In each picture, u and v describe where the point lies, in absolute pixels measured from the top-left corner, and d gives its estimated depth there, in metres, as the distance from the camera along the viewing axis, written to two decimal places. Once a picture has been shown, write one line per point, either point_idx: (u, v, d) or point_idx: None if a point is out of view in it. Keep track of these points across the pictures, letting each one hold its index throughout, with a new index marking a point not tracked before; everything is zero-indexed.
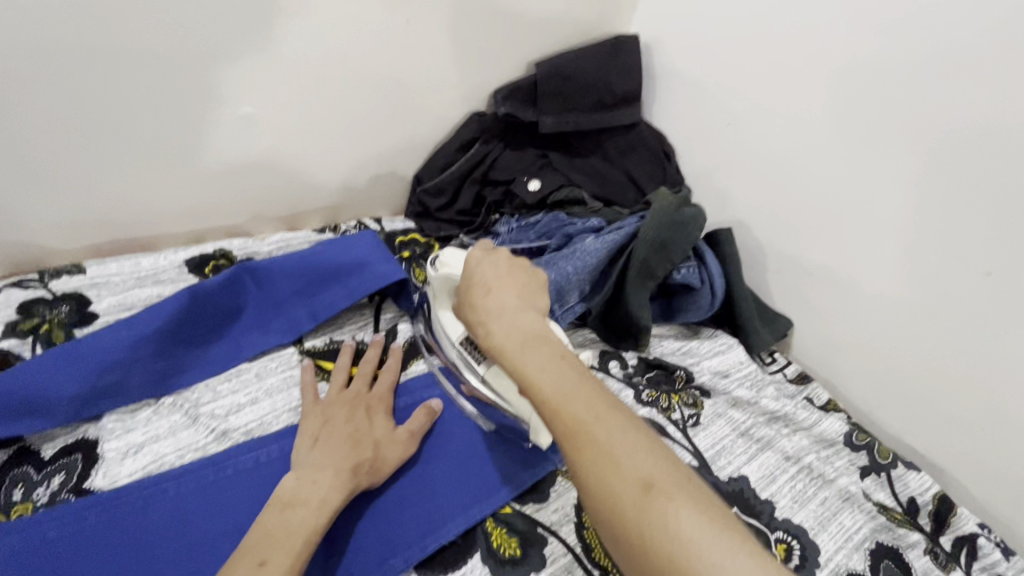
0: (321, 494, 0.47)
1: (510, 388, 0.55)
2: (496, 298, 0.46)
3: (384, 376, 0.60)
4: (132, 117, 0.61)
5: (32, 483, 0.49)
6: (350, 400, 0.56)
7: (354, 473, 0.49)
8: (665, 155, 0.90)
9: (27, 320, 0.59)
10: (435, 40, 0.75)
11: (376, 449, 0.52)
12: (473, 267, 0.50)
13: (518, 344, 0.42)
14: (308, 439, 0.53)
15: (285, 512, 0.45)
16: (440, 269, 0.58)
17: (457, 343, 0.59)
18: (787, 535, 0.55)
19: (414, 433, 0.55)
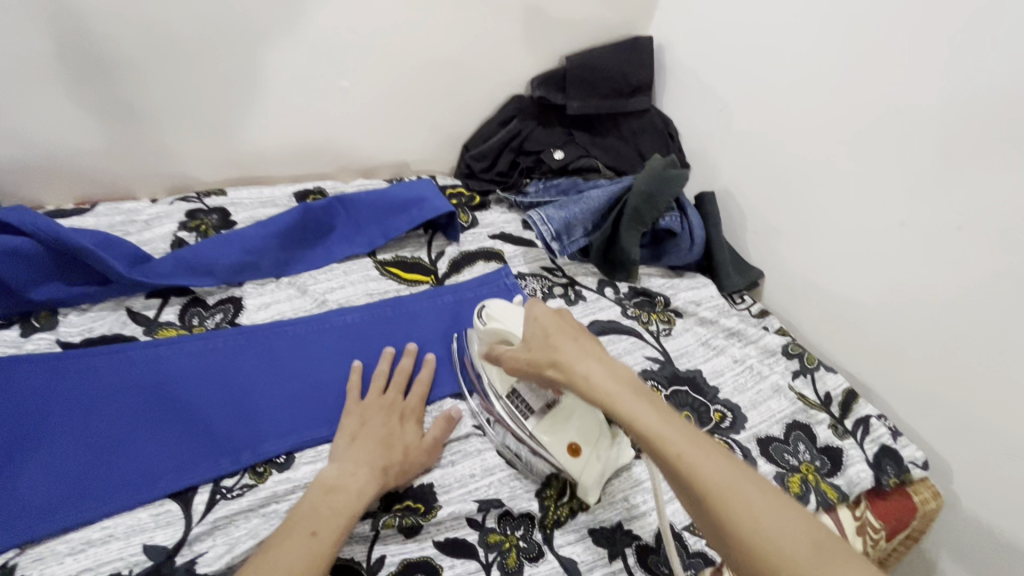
0: (359, 484, 0.54)
1: (559, 446, 0.59)
2: (581, 352, 0.53)
3: (417, 387, 0.66)
4: (267, 79, 0.89)
5: (204, 315, 0.73)
6: (386, 406, 0.63)
7: (384, 471, 0.56)
8: (670, 136, 1.09)
9: (191, 221, 0.85)
10: (486, 34, 0.98)
11: (405, 453, 0.58)
12: (545, 322, 0.55)
13: (634, 404, 0.48)
14: (347, 435, 0.59)
15: (328, 495, 0.53)
16: (489, 322, 0.63)
17: (502, 400, 0.62)
18: (724, 408, 0.73)
19: (437, 440, 0.61)
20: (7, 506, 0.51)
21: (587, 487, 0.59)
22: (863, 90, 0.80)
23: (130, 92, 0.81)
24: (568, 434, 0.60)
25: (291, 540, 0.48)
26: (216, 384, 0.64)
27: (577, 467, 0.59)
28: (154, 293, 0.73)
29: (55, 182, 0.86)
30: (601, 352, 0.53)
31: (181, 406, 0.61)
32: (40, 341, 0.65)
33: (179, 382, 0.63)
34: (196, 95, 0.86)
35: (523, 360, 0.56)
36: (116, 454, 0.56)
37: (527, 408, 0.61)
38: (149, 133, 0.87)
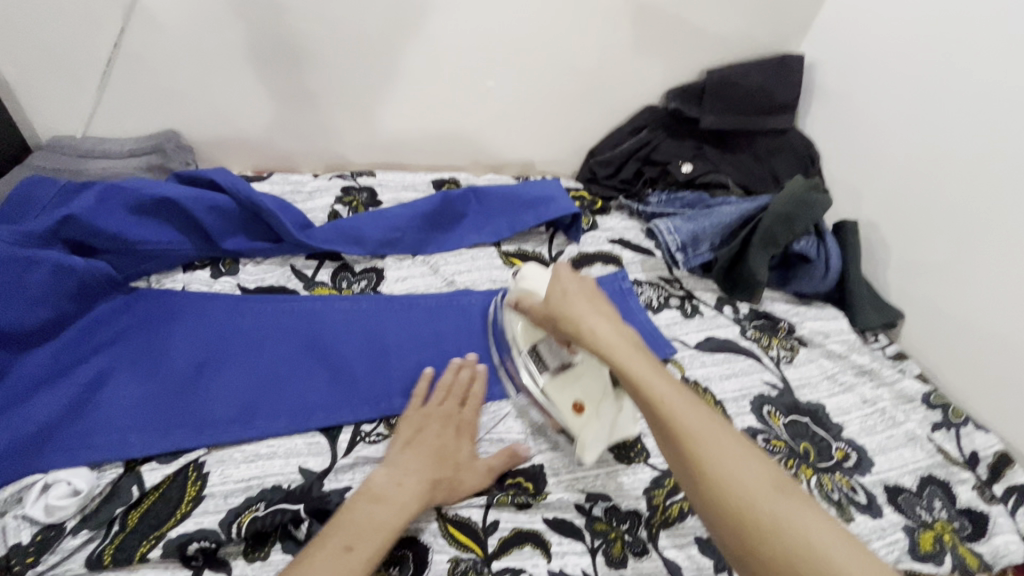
0: (404, 500, 0.54)
1: (564, 400, 0.63)
2: (587, 306, 0.57)
3: (475, 399, 0.65)
4: (422, 78, 0.97)
5: (351, 279, 0.82)
6: (445, 417, 0.62)
7: (433, 488, 0.56)
8: (809, 159, 1.05)
9: (346, 196, 0.95)
10: (628, 47, 1.00)
11: (456, 471, 0.58)
12: (564, 283, 0.59)
13: (631, 356, 0.51)
14: (401, 440, 0.59)
15: (373, 506, 0.52)
16: (521, 281, 0.68)
17: (520, 354, 0.66)
18: (848, 448, 0.69)
19: (493, 468, 0.60)
20: (198, 415, 0.61)
21: (583, 445, 0.61)
22: None
23: (308, 81, 0.94)
24: (574, 392, 0.63)
25: (326, 550, 0.48)
26: (360, 341, 0.72)
27: (578, 424, 0.62)
28: (312, 255, 0.83)
29: (241, 153, 1.02)
30: (603, 309, 0.57)
31: (330, 356, 0.69)
32: (225, 283, 0.76)
33: (331, 335, 0.71)
34: (359, 88, 0.96)
35: (541, 313, 0.60)
36: (278, 387, 0.65)
37: (543, 364, 0.65)
38: (318, 117, 0.99)
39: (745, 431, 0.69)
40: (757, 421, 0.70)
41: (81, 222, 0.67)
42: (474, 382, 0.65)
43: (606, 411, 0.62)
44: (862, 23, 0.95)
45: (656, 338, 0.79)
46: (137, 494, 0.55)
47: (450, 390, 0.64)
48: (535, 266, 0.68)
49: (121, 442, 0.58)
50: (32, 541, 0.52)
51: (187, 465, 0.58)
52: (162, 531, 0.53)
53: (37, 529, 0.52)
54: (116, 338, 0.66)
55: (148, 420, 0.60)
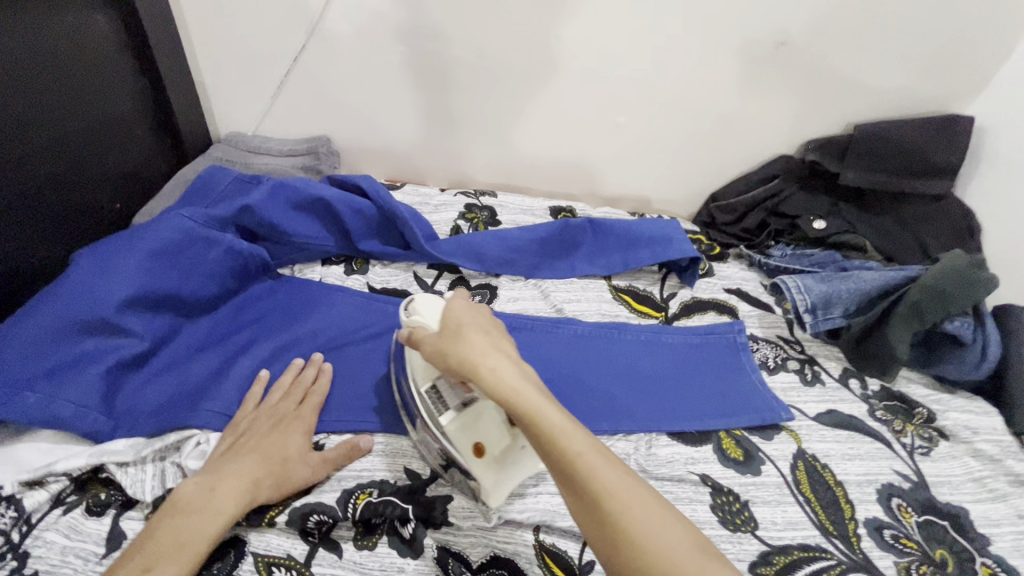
0: (215, 505, 0.54)
1: (466, 444, 0.57)
2: (485, 341, 0.52)
3: (313, 396, 0.66)
4: (554, 107, 1.00)
5: (467, 293, 0.86)
6: (274, 417, 0.63)
7: (253, 488, 0.56)
8: (966, 230, 0.95)
9: (468, 213, 1.00)
10: (771, 94, 0.97)
11: (282, 466, 0.58)
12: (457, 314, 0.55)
13: (541, 404, 0.47)
14: (224, 446, 0.60)
15: (179, 518, 0.52)
16: (410, 315, 0.59)
17: (422, 392, 0.60)
18: (997, 566, 0.60)
19: (327, 460, 0.60)
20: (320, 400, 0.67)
21: (487, 491, 0.56)
22: None
23: (452, 103, 1.00)
24: (476, 435, 0.57)
25: None
26: None
27: (482, 469, 0.56)
28: (433, 265, 0.88)
29: (379, 162, 1.11)
30: (510, 350, 0.53)
31: None
32: (356, 281, 0.83)
33: None
34: (496, 113, 1.01)
35: (430, 349, 0.54)
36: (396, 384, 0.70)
37: (443, 403, 0.58)
38: (453, 136, 1.05)
39: (869, 521, 0.63)
40: (884, 513, 0.63)
41: (257, 213, 0.75)
42: (319, 379, 0.68)
43: (506, 455, 0.56)
44: None
45: (770, 400, 0.74)
46: None
47: (289, 392, 0.66)
48: (425, 294, 0.60)
49: None
50: None
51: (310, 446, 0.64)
52: (287, 501, 0.58)
53: None
54: (262, 318, 0.75)
55: None
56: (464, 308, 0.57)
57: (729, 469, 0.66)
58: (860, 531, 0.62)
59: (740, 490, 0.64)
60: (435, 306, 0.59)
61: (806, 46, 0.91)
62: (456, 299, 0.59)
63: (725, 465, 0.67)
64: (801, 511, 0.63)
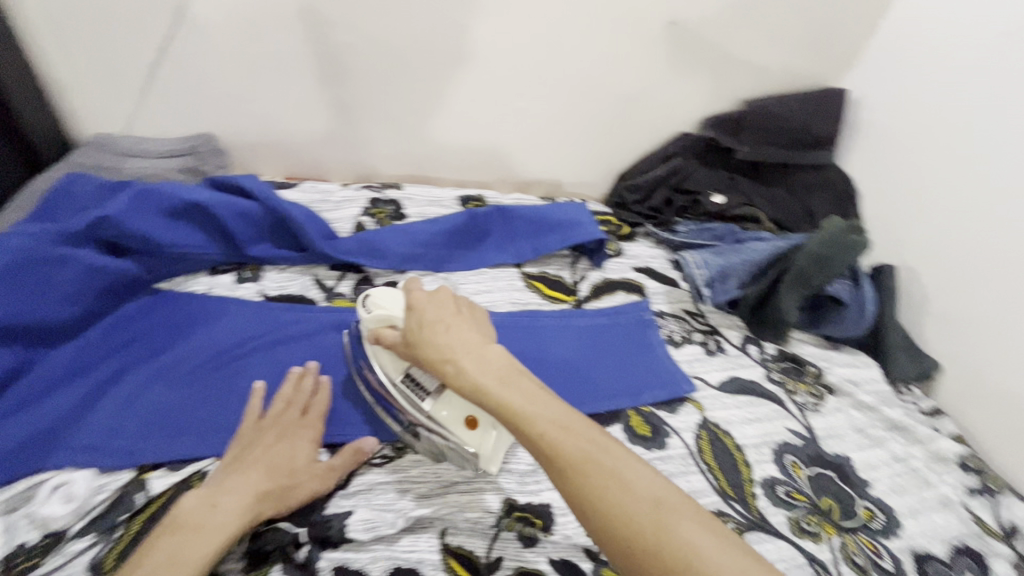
0: (221, 520, 0.51)
1: (456, 421, 0.58)
2: (451, 336, 0.54)
3: (315, 403, 0.64)
4: (454, 94, 0.97)
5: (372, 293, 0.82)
6: (282, 426, 0.60)
7: (260, 500, 0.54)
8: (847, 197, 1.02)
9: (372, 208, 0.96)
10: (668, 72, 0.98)
11: (290, 479, 0.56)
12: (422, 309, 0.57)
13: (500, 390, 0.49)
14: (229, 459, 0.57)
15: (179, 534, 0.50)
16: (374, 310, 0.61)
17: (395, 384, 0.61)
18: (875, 507, 0.65)
19: (332, 469, 0.58)
20: (205, 424, 0.62)
21: (487, 459, 0.57)
22: None
23: (347, 93, 0.95)
24: (463, 408, 0.58)
25: None
26: None
27: (475, 438, 0.57)
28: (335, 266, 0.83)
29: (274, 158, 1.04)
30: (476, 337, 0.54)
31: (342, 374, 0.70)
32: (248, 290, 0.77)
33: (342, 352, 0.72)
34: (395, 101, 0.96)
35: (405, 349, 0.57)
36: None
37: (423, 390, 0.60)
38: (352, 128, 1.00)
39: (765, 481, 0.66)
40: (779, 472, 0.67)
41: (117, 224, 0.68)
42: (318, 391, 0.64)
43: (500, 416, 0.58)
44: (913, 60, 0.92)
45: (675, 373, 0.76)
46: (142, 501, 0.56)
47: (292, 399, 0.63)
48: (384, 289, 0.63)
49: (132, 449, 0.59)
50: (38, 543, 0.52)
51: (192, 477, 0.58)
52: None
53: (44, 532, 0.53)
54: (135, 341, 0.68)
55: (158, 429, 0.61)
56: (430, 300, 0.58)
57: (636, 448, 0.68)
58: (757, 491, 0.65)
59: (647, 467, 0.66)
60: (393, 298, 0.62)
61: (695, 24, 0.93)
62: (417, 290, 0.60)
63: (633, 443, 0.68)
64: (704, 479, 0.65)
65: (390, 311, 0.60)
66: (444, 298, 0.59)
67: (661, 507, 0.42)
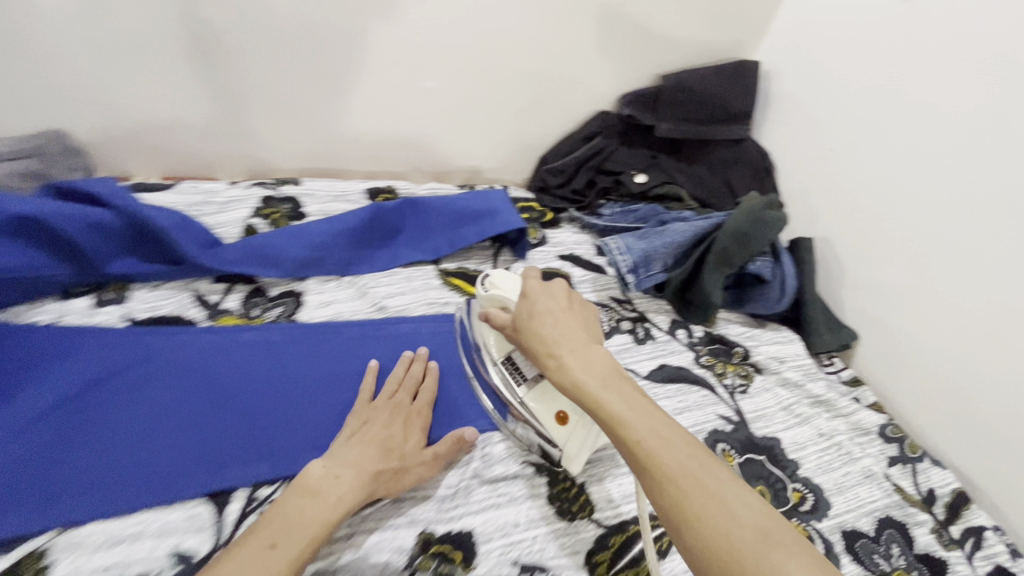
0: (340, 493, 0.51)
1: (547, 413, 0.59)
2: (553, 331, 0.54)
3: (423, 392, 0.64)
4: (350, 77, 0.86)
5: (264, 306, 0.72)
6: (393, 408, 0.61)
7: (374, 479, 0.53)
8: (765, 171, 1.01)
9: (266, 208, 0.85)
10: (583, 46, 0.93)
11: (402, 462, 0.56)
12: (533, 299, 0.57)
13: (601, 390, 0.48)
14: (347, 433, 0.58)
15: (306, 502, 0.50)
16: (489, 288, 0.63)
17: (496, 364, 0.63)
18: (804, 488, 0.64)
19: (438, 457, 0.58)
20: (48, 486, 0.52)
21: (570, 458, 0.57)
22: (1001, 153, 0.71)
23: (228, 78, 0.81)
24: (557, 402, 0.59)
25: (245, 551, 0.44)
26: (262, 384, 0.64)
27: (564, 435, 0.58)
28: (220, 278, 0.72)
29: (147, 155, 0.87)
30: (581, 336, 0.53)
31: (229, 407, 0.61)
32: (109, 314, 0.65)
33: (228, 381, 0.63)
34: (281, 85, 0.83)
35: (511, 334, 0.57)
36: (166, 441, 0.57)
37: (521, 374, 0.62)
38: (238, 118, 0.86)
39: None
40: None
41: None
42: (425, 377, 0.65)
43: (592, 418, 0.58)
44: (820, 31, 0.92)
45: None
46: None
47: (403, 382, 0.64)
48: (505, 271, 0.64)
49: None
50: None
51: (28, 557, 0.49)
52: None
53: None
54: None
55: None
56: (542, 290, 0.57)
57: None
58: None
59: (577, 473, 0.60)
60: (511, 280, 0.62)
61: None
62: (532, 279, 0.59)
63: None
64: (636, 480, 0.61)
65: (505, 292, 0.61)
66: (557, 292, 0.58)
67: (768, 538, 0.39)
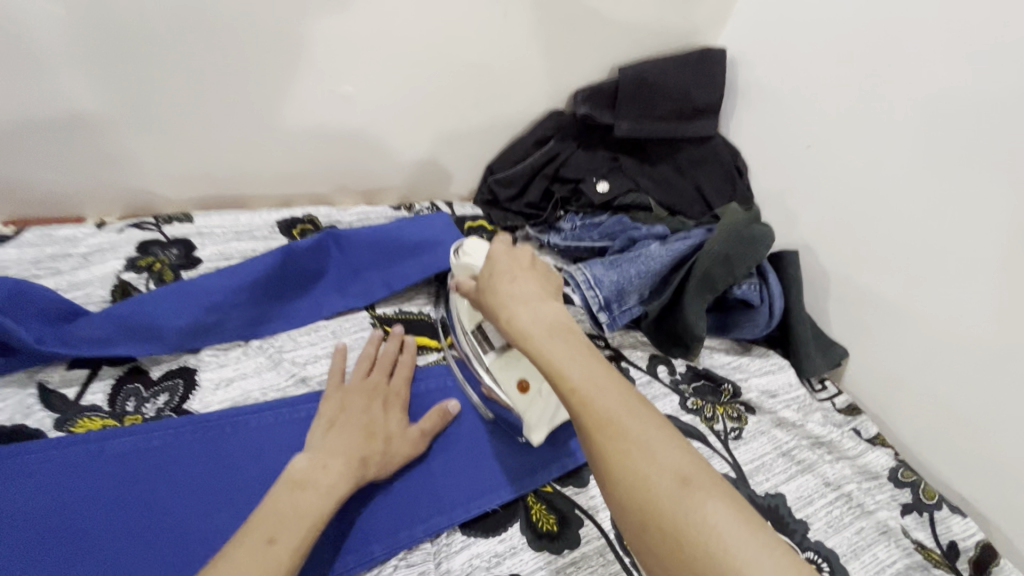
0: (331, 480, 0.48)
1: (509, 381, 0.57)
2: (508, 285, 0.46)
3: (401, 369, 0.61)
4: (242, 83, 0.68)
5: (142, 397, 0.55)
6: (369, 391, 0.57)
7: (363, 464, 0.50)
8: (737, 170, 0.91)
9: (143, 258, 0.67)
10: (527, 34, 0.79)
11: (386, 445, 0.53)
12: (495, 262, 0.50)
13: (542, 337, 0.41)
14: (325, 423, 0.54)
15: (296, 493, 0.46)
16: (463, 257, 0.57)
17: (467, 333, 0.60)
18: (818, 558, 0.56)
19: (424, 434, 0.56)
20: None
21: (530, 425, 0.55)
22: (999, 150, 0.63)
23: (77, 92, 0.62)
24: (520, 371, 0.57)
25: (243, 549, 0.40)
26: (137, 518, 0.48)
27: (526, 403, 0.56)
28: (78, 363, 0.55)
29: None
30: (536, 292, 0.46)
31: (84, 560, 0.45)
32: None
33: (86, 520, 0.47)
34: (151, 98, 0.65)
35: (472, 299, 0.50)
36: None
37: (488, 343, 0.59)
38: (100, 142, 0.67)
39: None
40: None
41: None
42: (403, 353, 0.62)
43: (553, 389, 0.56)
44: (791, 13, 0.82)
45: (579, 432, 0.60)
46: None
47: (377, 361, 0.60)
48: (479, 238, 0.58)
49: None
50: None
51: None
52: None
53: None
54: None
55: None
56: (507, 253, 0.50)
57: (541, 554, 0.51)
58: None
59: None
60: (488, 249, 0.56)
61: None
62: (499, 244, 0.52)
63: (538, 549, 0.51)
64: None
65: (477, 261, 0.55)
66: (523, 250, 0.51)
67: (699, 492, 0.34)
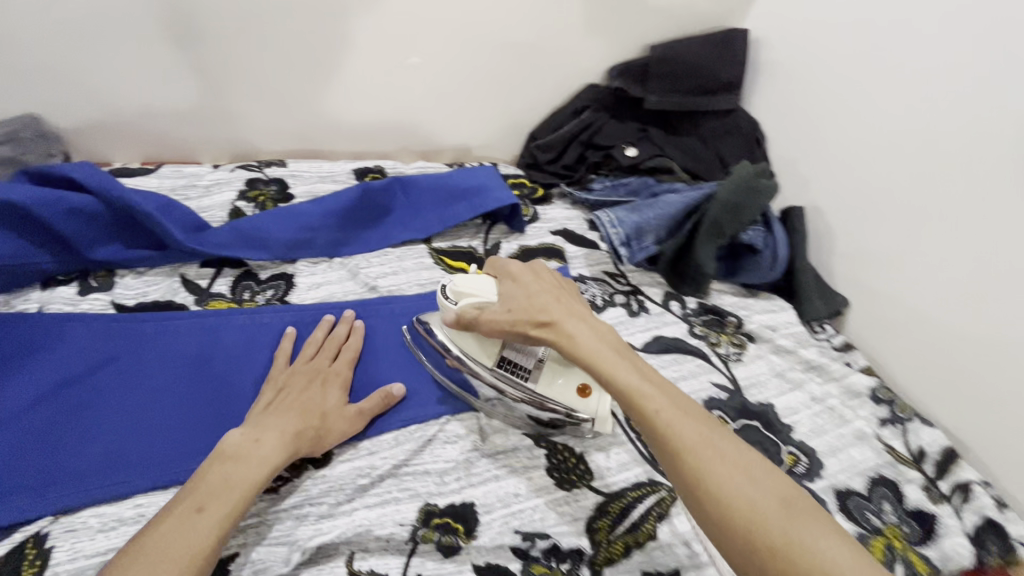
0: (263, 453, 0.50)
1: (567, 390, 0.57)
2: (553, 303, 0.53)
3: (345, 352, 0.64)
4: (331, 52, 0.83)
5: (255, 289, 0.71)
6: (311, 372, 0.60)
7: (297, 438, 0.53)
8: (756, 140, 1.01)
9: (250, 191, 0.83)
10: (568, 15, 0.91)
11: (322, 420, 0.55)
12: (528, 283, 0.56)
13: (615, 363, 0.49)
14: (263, 402, 0.56)
15: (226, 466, 0.49)
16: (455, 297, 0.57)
17: (491, 371, 0.58)
18: (798, 452, 0.65)
19: (362, 412, 0.58)
20: (30, 473, 0.51)
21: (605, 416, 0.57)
22: (982, 114, 0.71)
23: (206, 57, 0.78)
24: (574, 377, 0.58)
25: (173, 516, 0.44)
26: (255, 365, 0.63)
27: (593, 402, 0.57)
28: (207, 263, 0.71)
29: (126, 139, 0.84)
30: (583, 315, 0.54)
31: (221, 387, 0.60)
32: (96, 301, 0.65)
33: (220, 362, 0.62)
34: (260, 63, 0.81)
35: (501, 319, 0.54)
36: (151, 437, 0.55)
37: (521, 369, 0.58)
38: (217, 98, 0.83)
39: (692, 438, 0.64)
40: None
41: None
42: (351, 337, 0.65)
43: None
44: None
45: None
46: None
47: (321, 346, 0.63)
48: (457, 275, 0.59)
49: None
50: None
51: (26, 540, 0.48)
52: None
53: None
54: None
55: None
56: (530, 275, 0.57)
57: (561, 424, 0.62)
58: None
59: (575, 443, 0.61)
60: (474, 279, 0.58)
61: None
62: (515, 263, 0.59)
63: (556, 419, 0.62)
64: (633, 448, 0.61)
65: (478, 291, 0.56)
66: (546, 274, 0.58)
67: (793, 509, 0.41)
